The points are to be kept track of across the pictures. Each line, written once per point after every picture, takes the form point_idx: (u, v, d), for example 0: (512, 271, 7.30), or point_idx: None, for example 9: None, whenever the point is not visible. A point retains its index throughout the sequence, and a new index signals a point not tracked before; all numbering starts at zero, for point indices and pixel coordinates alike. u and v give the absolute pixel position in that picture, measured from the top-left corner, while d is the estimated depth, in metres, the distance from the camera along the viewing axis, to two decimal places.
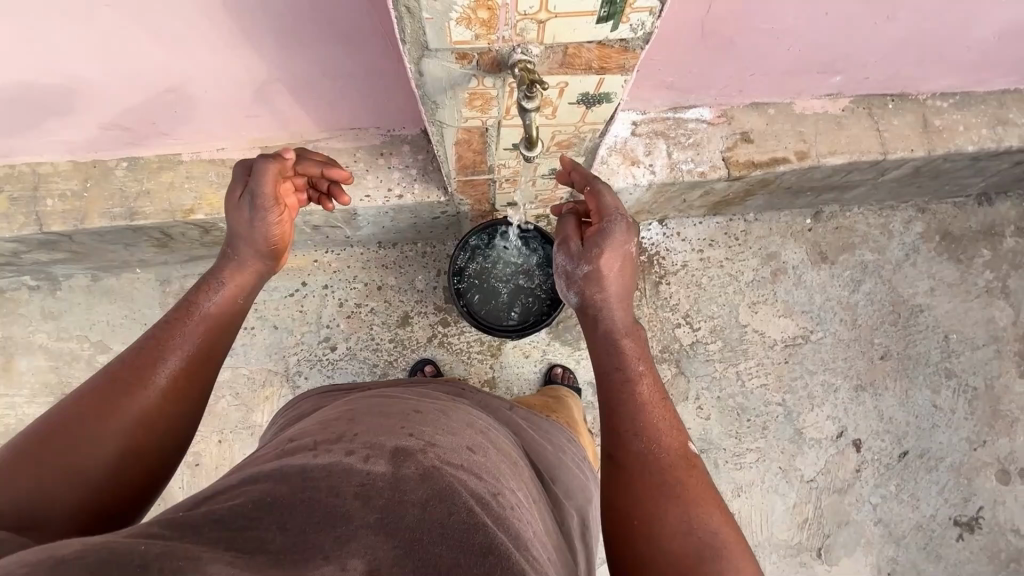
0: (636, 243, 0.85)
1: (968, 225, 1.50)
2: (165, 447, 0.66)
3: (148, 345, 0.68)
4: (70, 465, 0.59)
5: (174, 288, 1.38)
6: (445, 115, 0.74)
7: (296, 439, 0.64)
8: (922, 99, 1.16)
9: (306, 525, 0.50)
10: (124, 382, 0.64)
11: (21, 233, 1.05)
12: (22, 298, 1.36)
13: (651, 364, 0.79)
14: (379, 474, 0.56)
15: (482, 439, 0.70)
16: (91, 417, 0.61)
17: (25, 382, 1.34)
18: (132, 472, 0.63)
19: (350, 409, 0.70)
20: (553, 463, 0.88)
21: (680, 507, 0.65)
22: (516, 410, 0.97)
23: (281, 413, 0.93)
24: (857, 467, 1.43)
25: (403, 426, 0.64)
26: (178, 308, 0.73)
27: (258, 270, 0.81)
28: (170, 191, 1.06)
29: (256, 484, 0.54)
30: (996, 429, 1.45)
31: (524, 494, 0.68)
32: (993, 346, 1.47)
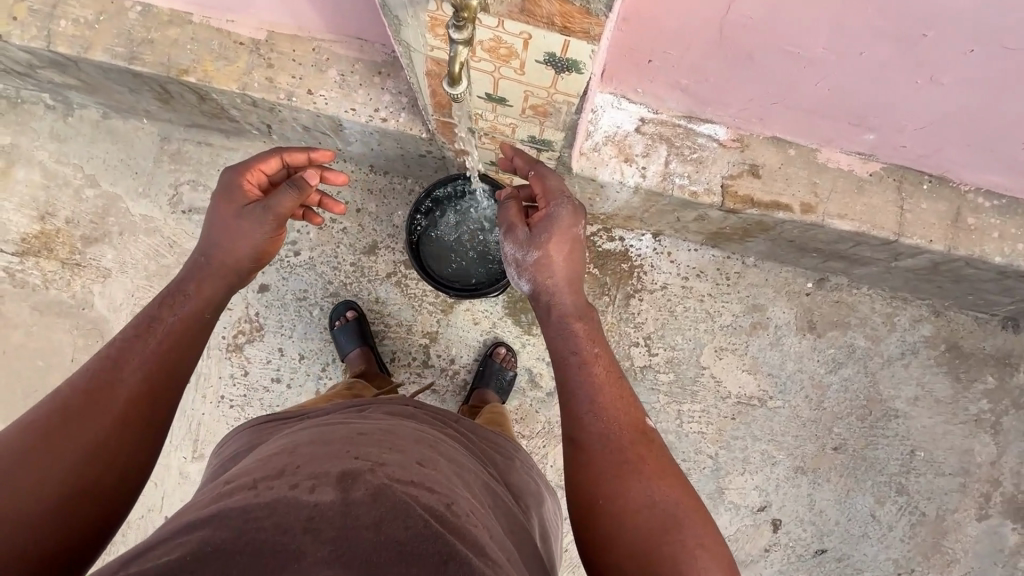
0: (585, 219, 0.85)
1: (982, 345, 1.36)
2: (126, 477, 0.63)
3: (106, 362, 0.67)
4: (16, 504, 0.55)
5: (171, 148, 1.42)
6: (411, 35, 0.71)
7: (235, 478, 0.61)
8: (962, 189, 1.04)
9: (254, 565, 0.49)
10: (85, 402, 0.63)
11: (31, 45, 1.09)
12: (37, 113, 1.42)
13: (604, 344, 0.81)
14: (327, 502, 0.55)
15: (436, 456, 0.68)
16: (42, 448, 0.59)
17: (17, 191, 1.41)
18: (86, 510, 0.59)
19: (294, 440, 0.67)
20: (520, 483, 0.83)
21: (644, 484, 0.67)
22: (462, 421, 0.90)
23: (214, 456, 0.84)
24: (767, 546, 1.36)
25: (348, 449, 0.63)
26: (138, 323, 0.72)
27: (230, 283, 0.83)
28: (172, 47, 1.07)
29: (192, 532, 0.52)
30: (929, 562, 1.35)
31: (483, 501, 0.68)
32: (960, 479, 1.35)
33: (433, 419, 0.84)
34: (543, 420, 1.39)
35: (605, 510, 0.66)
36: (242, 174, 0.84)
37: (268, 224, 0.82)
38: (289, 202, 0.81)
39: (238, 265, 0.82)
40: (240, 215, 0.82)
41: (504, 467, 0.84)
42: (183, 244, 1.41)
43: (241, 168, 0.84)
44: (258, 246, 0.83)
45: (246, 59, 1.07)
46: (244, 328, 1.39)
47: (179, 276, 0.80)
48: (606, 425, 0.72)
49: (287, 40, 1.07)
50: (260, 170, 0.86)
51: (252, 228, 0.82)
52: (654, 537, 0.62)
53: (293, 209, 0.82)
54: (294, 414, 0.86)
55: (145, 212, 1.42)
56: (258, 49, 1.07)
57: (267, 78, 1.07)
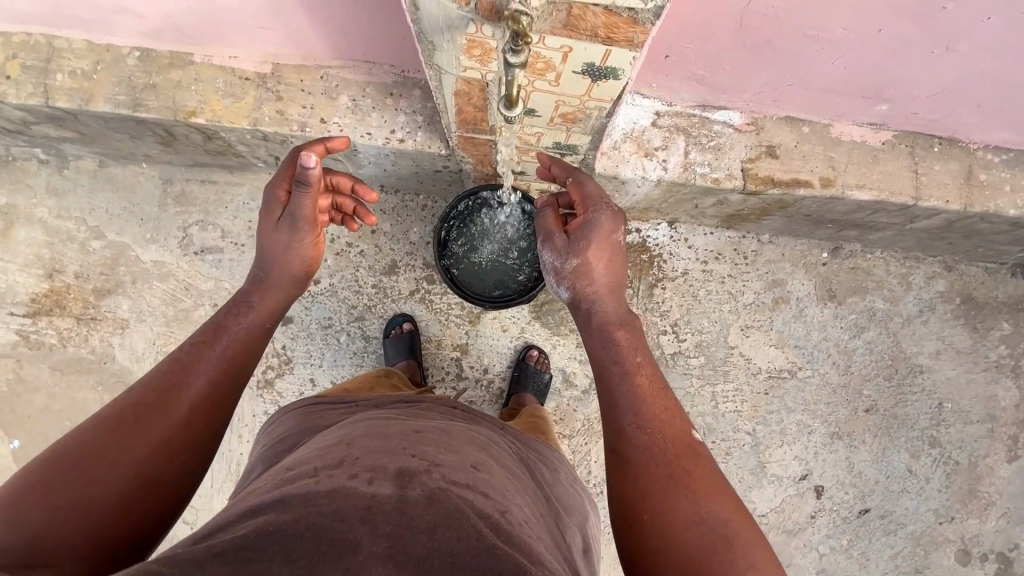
0: (622, 226, 0.86)
1: (995, 294, 1.40)
2: (180, 479, 0.66)
3: (171, 368, 0.71)
4: (79, 498, 0.58)
5: (175, 190, 1.39)
6: (443, 58, 0.71)
7: (294, 465, 0.62)
8: (972, 148, 1.07)
9: (313, 553, 0.51)
10: (149, 404, 0.67)
11: (28, 103, 1.06)
12: (31, 169, 1.38)
13: (646, 354, 0.82)
14: (384, 496, 0.55)
15: (488, 461, 0.68)
16: (112, 442, 0.63)
17: (20, 251, 1.38)
18: (138, 511, 0.62)
19: (350, 429, 0.68)
20: (563, 498, 0.83)
21: (690, 497, 0.67)
22: (508, 426, 0.90)
23: (264, 433, 0.85)
24: (812, 513, 1.39)
25: (405, 446, 0.63)
26: (206, 332, 0.77)
27: (289, 294, 0.87)
28: (176, 89, 1.05)
29: (257, 515, 0.54)
30: (968, 508, 1.39)
31: (531, 509, 0.67)
32: (988, 425, 1.40)
33: (479, 420, 0.84)
34: (581, 418, 1.40)
35: (652, 520, 0.66)
36: (274, 186, 0.83)
37: (303, 234, 0.83)
38: (308, 202, 0.80)
39: (294, 274, 0.86)
40: (276, 230, 0.84)
41: (546, 474, 0.84)
42: (199, 286, 1.39)
43: (272, 181, 0.83)
44: (303, 254, 0.85)
45: (254, 94, 1.06)
46: (272, 362, 1.37)
47: (242, 289, 0.85)
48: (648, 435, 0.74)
49: (293, 70, 1.06)
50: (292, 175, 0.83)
51: (289, 240, 0.84)
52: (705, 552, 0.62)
53: (313, 208, 0.81)
54: (344, 399, 0.86)
55: (156, 257, 1.39)
56: (265, 83, 1.06)
57: (277, 111, 1.06)
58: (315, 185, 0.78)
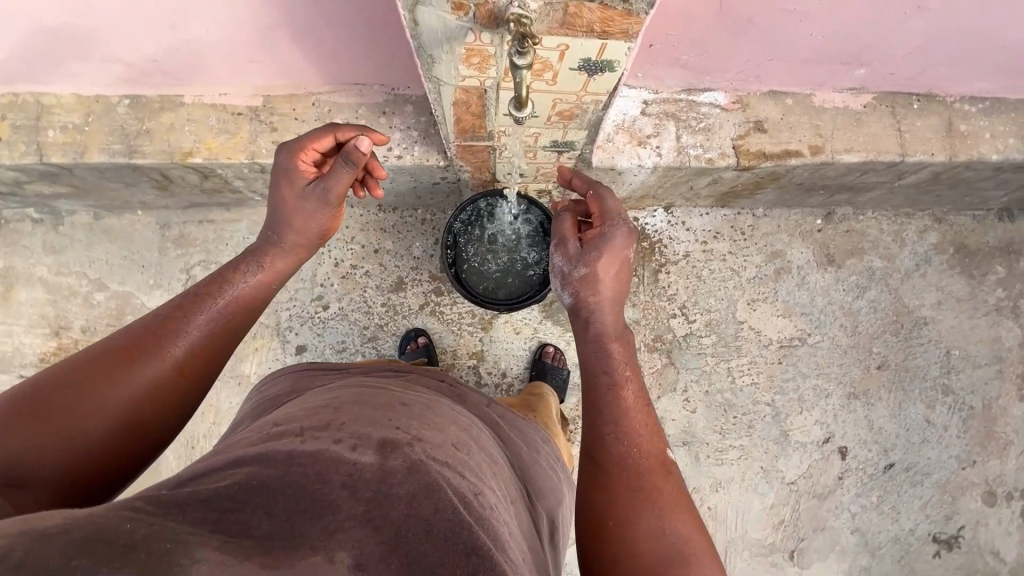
0: (633, 245, 0.87)
1: (986, 240, 1.45)
2: (165, 426, 0.66)
3: (172, 313, 0.70)
4: (61, 427, 0.58)
5: (173, 233, 1.39)
6: (442, 70, 0.73)
7: (281, 423, 0.62)
8: (949, 101, 1.11)
9: (293, 509, 0.50)
10: (144, 346, 0.66)
11: (22, 162, 1.06)
12: (25, 230, 1.37)
13: (637, 369, 0.82)
14: (366, 464, 0.55)
15: (470, 444, 0.68)
16: (103, 377, 0.62)
17: (23, 313, 1.36)
18: (118, 448, 0.62)
19: (336, 397, 0.68)
20: (538, 481, 0.82)
21: (657, 515, 0.68)
22: (493, 407, 0.92)
23: (257, 391, 0.87)
24: (840, 474, 1.41)
25: (391, 419, 0.64)
26: (210, 282, 0.76)
27: (299, 260, 0.86)
28: (170, 132, 1.06)
29: (241, 466, 0.53)
30: (988, 450, 1.42)
31: (504, 494, 0.67)
32: (996, 366, 1.43)
33: (463, 402, 0.85)
34: None
35: (616, 532, 0.67)
36: (296, 155, 0.83)
37: (327, 209, 0.83)
38: (345, 180, 0.81)
39: (308, 238, 0.85)
40: (299, 197, 0.83)
41: (526, 455, 0.84)
42: None
43: (295, 150, 0.82)
44: (322, 224, 0.84)
45: (248, 127, 1.07)
46: None
47: (250, 249, 0.83)
48: (631, 447, 0.74)
49: (284, 100, 1.07)
50: (313, 149, 0.84)
51: (312, 209, 0.82)
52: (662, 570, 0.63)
53: (346, 188, 0.82)
54: (338, 366, 0.87)
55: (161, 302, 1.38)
56: (257, 116, 1.07)
57: (273, 141, 1.07)
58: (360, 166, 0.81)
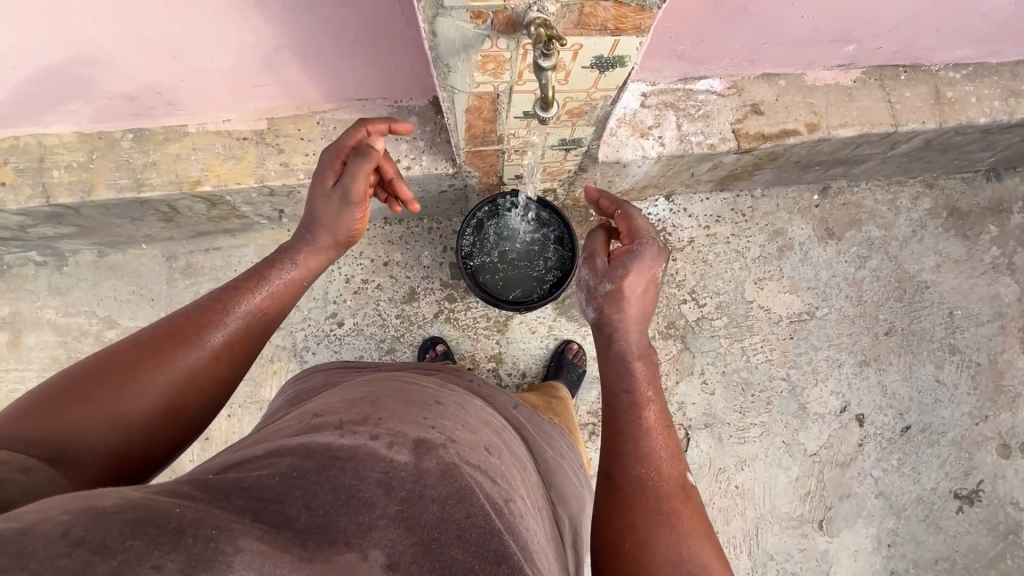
0: (662, 266, 0.89)
1: (976, 201, 1.49)
2: (200, 413, 0.68)
3: (210, 305, 0.71)
4: (109, 411, 0.60)
5: (180, 264, 1.38)
6: (457, 78, 0.74)
7: (321, 414, 0.63)
8: (934, 70, 1.15)
9: (331, 503, 0.49)
10: (185, 336, 0.67)
11: (28, 205, 1.05)
12: (29, 274, 1.36)
13: (659, 391, 0.81)
14: (402, 462, 0.56)
15: (499, 446, 0.69)
16: (149, 364, 0.64)
17: (34, 358, 1.35)
18: (160, 432, 0.64)
19: (371, 392, 0.69)
20: (561, 482, 0.83)
21: (674, 538, 0.67)
22: (520, 407, 0.93)
23: (290, 385, 0.88)
24: (860, 441, 1.44)
25: (426, 417, 0.64)
26: (245, 276, 0.77)
27: (331, 258, 0.86)
28: (176, 162, 1.06)
29: (282, 455, 0.53)
30: (998, 404, 1.46)
31: (530, 498, 0.68)
32: (998, 322, 1.48)
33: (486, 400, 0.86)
34: None
35: (632, 555, 0.66)
36: (335, 154, 0.84)
37: (354, 208, 0.83)
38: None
39: (341, 239, 0.86)
40: (330, 195, 0.83)
41: (547, 455, 0.85)
42: None
43: (334, 148, 0.83)
44: (352, 222, 0.85)
45: (254, 151, 1.07)
46: None
47: (284, 243, 0.84)
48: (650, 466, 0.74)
49: (288, 121, 1.08)
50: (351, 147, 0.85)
51: (342, 206, 0.83)
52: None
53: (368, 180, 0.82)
54: (365, 363, 0.89)
55: None
56: (263, 139, 1.07)
57: (282, 163, 1.07)
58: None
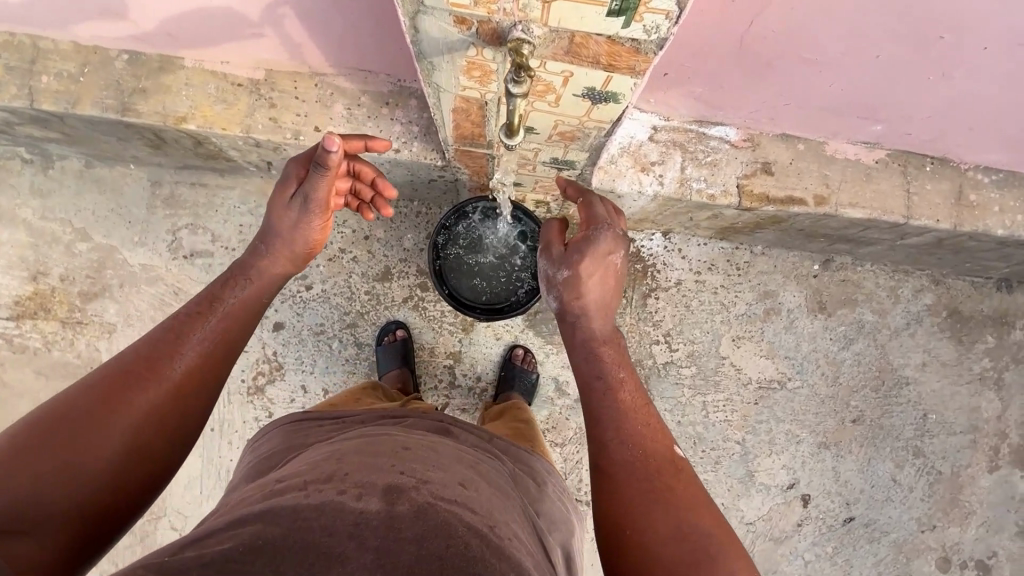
0: (619, 254, 0.83)
1: (980, 307, 1.43)
2: (174, 450, 0.66)
3: (165, 337, 0.69)
4: (67, 464, 0.58)
5: (164, 192, 1.37)
6: (442, 78, 0.70)
7: (285, 478, 0.61)
8: (963, 168, 1.08)
9: (302, 565, 0.49)
10: (140, 373, 0.65)
11: (11, 104, 1.03)
12: (14, 168, 1.35)
13: (629, 368, 0.78)
14: (372, 512, 0.54)
15: (478, 479, 0.66)
16: (101, 411, 0.61)
17: (3, 252, 1.34)
18: (128, 479, 0.61)
19: (340, 445, 0.66)
20: (551, 512, 0.76)
21: (675, 519, 0.62)
22: (496, 441, 0.83)
23: (247, 453, 0.81)
24: (799, 521, 1.41)
25: (395, 462, 0.62)
26: (200, 301, 0.75)
27: (287, 271, 0.86)
28: (167, 94, 1.03)
29: (246, 526, 0.53)
30: (949, 517, 1.42)
31: (522, 523, 0.65)
32: (970, 436, 1.42)
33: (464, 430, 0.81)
34: (574, 426, 1.39)
35: (636, 548, 0.61)
36: (296, 164, 0.83)
37: (314, 213, 0.82)
38: (324, 185, 0.79)
39: (297, 251, 0.85)
40: (287, 207, 0.83)
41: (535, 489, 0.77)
42: (188, 290, 1.36)
43: (297, 158, 0.83)
44: (312, 234, 0.85)
45: (247, 101, 1.04)
46: (263, 368, 1.36)
47: (239, 260, 0.83)
48: (633, 446, 0.70)
49: (287, 77, 1.05)
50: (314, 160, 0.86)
51: (303, 218, 0.83)
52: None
53: (327, 191, 0.80)
54: (334, 415, 0.82)
55: (145, 261, 1.36)
56: (257, 90, 1.04)
57: (270, 118, 1.04)
58: (333, 170, 0.77)
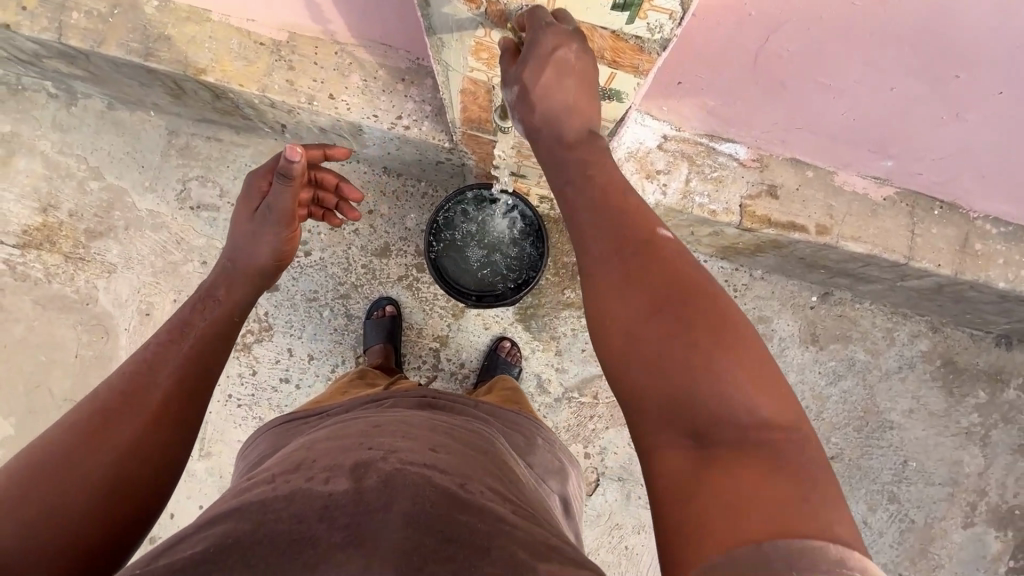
0: (574, 46, 0.60)
1: (976, 361, 1.41)
2: (166, 474, 0.62)
3: (137, 368, 0.67)
4: (55, 501, 0.54)
5: (179, 142, 1.39)
6: (450, 57, 0.73)
7: (258, 477, 0.61)
8: (972, 217, 1.07)
9: (272, 557, 0.49)
10: (118, 407, 0.62)
11: (40, 37, 1.05)
12: (39, 101, 1.38)
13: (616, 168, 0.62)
14: (340, 492, 0.53)
15: (452, 441, 0.64)
16: (82, 445, 0.58)
17: (18, 181, 1.37)
18: (122, 507, 0.57)
19: (313, 438, 0.66)
20: (542, 463, 0.78)
21: (656, 302, 0.50)
22: (482, 405, 0.82)
23: (240, 459, 0.80)
24: None
25: (363, 441, 0.61)
26: (170, 329, 0.74)
27: (255, 286, 0.88)
28: (190, 45, 1.05)
29: (215, 526, 0.52)
30: (915, 566, 1.40)
31: (500, 475, 0.63)
32: (949, 488, 1.40)
33: (442, 398, 0.78)
34: (550, 425, 1.39)
35: (621, 348, 0.51)
36: (258, 177, 0.89)
37: (280, 227, 0.86)
38: (288, 196, 0.83)
39: (262, 266, 0.88)
40: (253, 218, 0.88)
41: (519, 443, 0.78)
42: (191, 241, 1.38)
43: (256, 172, 0.89)
44: (276, 247, 0.88)
45: (267, 60, 1.05)
46: (252, 327, 1.37)
47: (209, 279, 0.86)
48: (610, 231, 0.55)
49: (308, 42, 1.06)
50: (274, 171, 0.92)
51: (269, 231, 0.86)
52: (672, 375, 0.47)
53: (292, 203, 0.84)
54: (317, 409, 0.80)
55: (152, 207, 1.38)
56: (278, 51, 1.05)
57: (288, 80, 1.05)
58: (297, 180, 0.81)
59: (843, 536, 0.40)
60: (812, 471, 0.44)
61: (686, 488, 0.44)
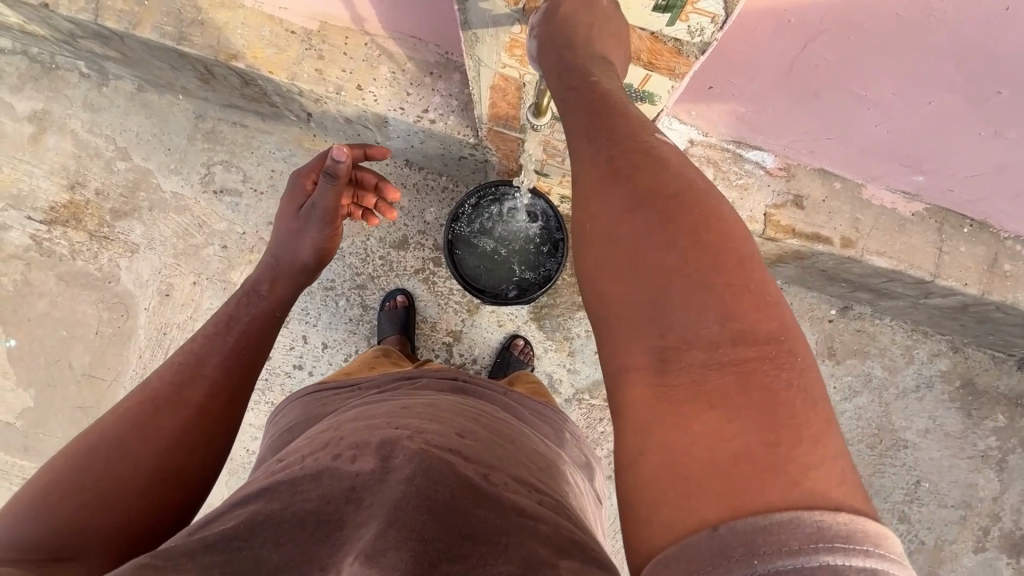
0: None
1: (996, 384, 1.38)
2: (206, 463, 0.68)
3: (185, 362, 0.74)
4: (108, 488, 0.61)
5: (205, 125, 1.40)
6: (484, 52, 0.74)
7: (285, 457, 0.62)
8: (1001, 236, 1.05)
9: (298, 536, 0.51)
10: (167, 399, 0.69)
11: (77, 16, 1.07)
12: (71, 80, 1.40)
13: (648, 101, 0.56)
14: (366, 473, 0.54)
15: (474, 427, 0.64)
16: (134, 435, 0.65)
17: (47, 157, 1.40)
18: (166, 493, 0.64)
19: (341, 416, 0.67)
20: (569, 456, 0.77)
21: (639, 218, 0.47)
22: (511, 394, 0.80)
23: (268, 427, 0.81)
24: None
25: (390, 420, 0.61)
26: (217, 323, 0.80)
27: (297, 283, 0.92)
28: (223, 30, 1.06)
29: (247, 505, 0.54)
30: None
31: (523, 466, 0.62)
32: (961, 512, 1.38)
33: (470, 383, 0.77)
34: None
35: (602, 273, 0.48)
36: (303, 176, 0.93)
37: (325, 224, 0.89)
38: (332, 194, 0.84)
39: (305, 262, 0.92)
40: (296, 216, 0.91)
41: (546, 434, 0.76)
42: (213, 225, 1.39)
43: (301, 171, 0.93)
44: (318, 243, 0.91)
45: (297, 49, 1.06)
46: None
47: (253, 273, 0.90)
48: (606, 140, 0.52)
49: (339, 32, 1.07)
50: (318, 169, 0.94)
51: (313, 228, 0.90)
52: (642, 300, 0.44)
53: (336, 201, 0.86)
54: (348, 381, 0.80)
55: (176, 190, 1.40)
56: (309, 39, 1.06)
57: (317, 69, 1.06)
58: (342, 178, 0.81)
59: (827, 492, 0.36)
60: (792, 408, 0.39)
61: (647, 427, 0.41)
